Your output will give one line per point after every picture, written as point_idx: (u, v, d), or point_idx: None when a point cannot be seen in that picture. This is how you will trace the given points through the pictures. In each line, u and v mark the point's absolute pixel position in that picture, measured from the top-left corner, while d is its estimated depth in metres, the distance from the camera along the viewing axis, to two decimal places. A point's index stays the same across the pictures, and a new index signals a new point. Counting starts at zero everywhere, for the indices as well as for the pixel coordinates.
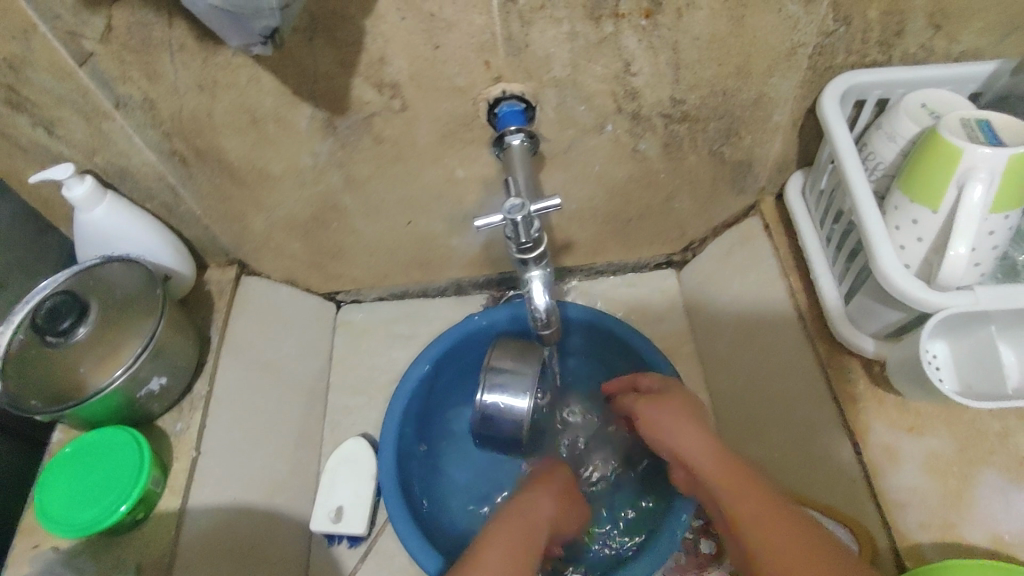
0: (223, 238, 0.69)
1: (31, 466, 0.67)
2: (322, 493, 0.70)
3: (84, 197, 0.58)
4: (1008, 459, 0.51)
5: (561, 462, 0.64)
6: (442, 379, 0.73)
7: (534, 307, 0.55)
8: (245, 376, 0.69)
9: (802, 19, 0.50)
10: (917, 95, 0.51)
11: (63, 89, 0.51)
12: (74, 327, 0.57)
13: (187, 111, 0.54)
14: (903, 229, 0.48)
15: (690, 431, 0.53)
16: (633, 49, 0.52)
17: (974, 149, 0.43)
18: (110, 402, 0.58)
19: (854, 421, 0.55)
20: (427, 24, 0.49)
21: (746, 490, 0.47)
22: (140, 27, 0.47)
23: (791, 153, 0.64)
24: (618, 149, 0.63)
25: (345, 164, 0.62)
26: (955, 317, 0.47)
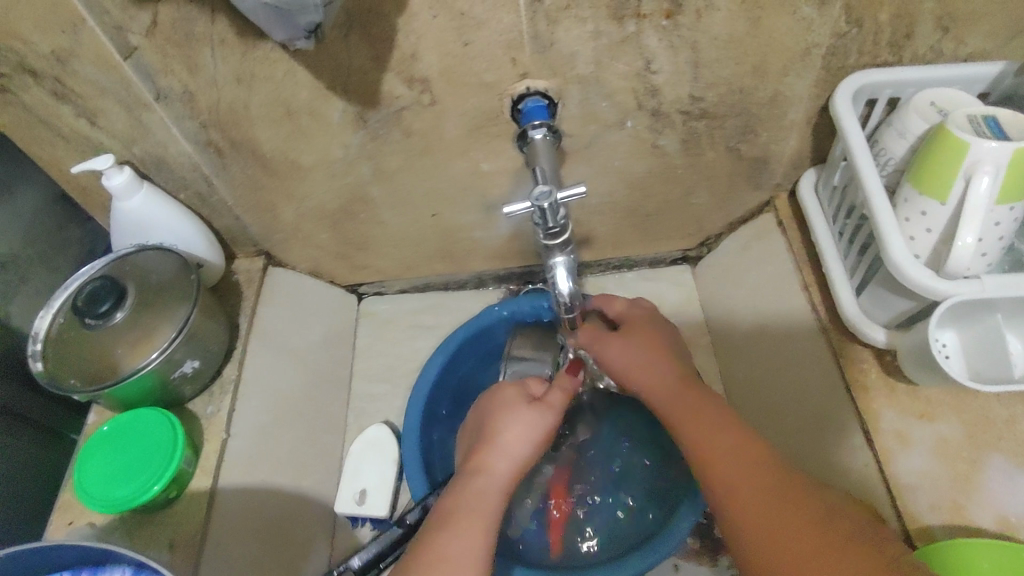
0: (254, 228, 0.72)
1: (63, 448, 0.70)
2: (347, 476, 0.72)
3: (122, 186, 0.60)
4: (1014, 444, 0.53)
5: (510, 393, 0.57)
6: (461, 370, 0.75)
7: (557, 293, 0.57)
8: (273, 362, 0.71)
9: (816, 20, 0.52)
10: (926, 94, 0.53)
11: (107, 81, 0.54)
12: (112, 311, 0.58)
13: (225, 103, 0.57)
14: (913, 221, 0.50)
15: (635, 349, 0.58)
16: (654, 48, 0.54)
17: (980, 142, 0.45)
18: (145, 382, 0.60)
19: (866, 408, 0.57)
20: (458, 21, 0.51)
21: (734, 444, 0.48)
22: (184, 22, 0.49)
23: (804, 151, 0.66)
24: (638, 145, 0.65)
25: (375, 156, 0.64)
26: (963, 304, 0.49)
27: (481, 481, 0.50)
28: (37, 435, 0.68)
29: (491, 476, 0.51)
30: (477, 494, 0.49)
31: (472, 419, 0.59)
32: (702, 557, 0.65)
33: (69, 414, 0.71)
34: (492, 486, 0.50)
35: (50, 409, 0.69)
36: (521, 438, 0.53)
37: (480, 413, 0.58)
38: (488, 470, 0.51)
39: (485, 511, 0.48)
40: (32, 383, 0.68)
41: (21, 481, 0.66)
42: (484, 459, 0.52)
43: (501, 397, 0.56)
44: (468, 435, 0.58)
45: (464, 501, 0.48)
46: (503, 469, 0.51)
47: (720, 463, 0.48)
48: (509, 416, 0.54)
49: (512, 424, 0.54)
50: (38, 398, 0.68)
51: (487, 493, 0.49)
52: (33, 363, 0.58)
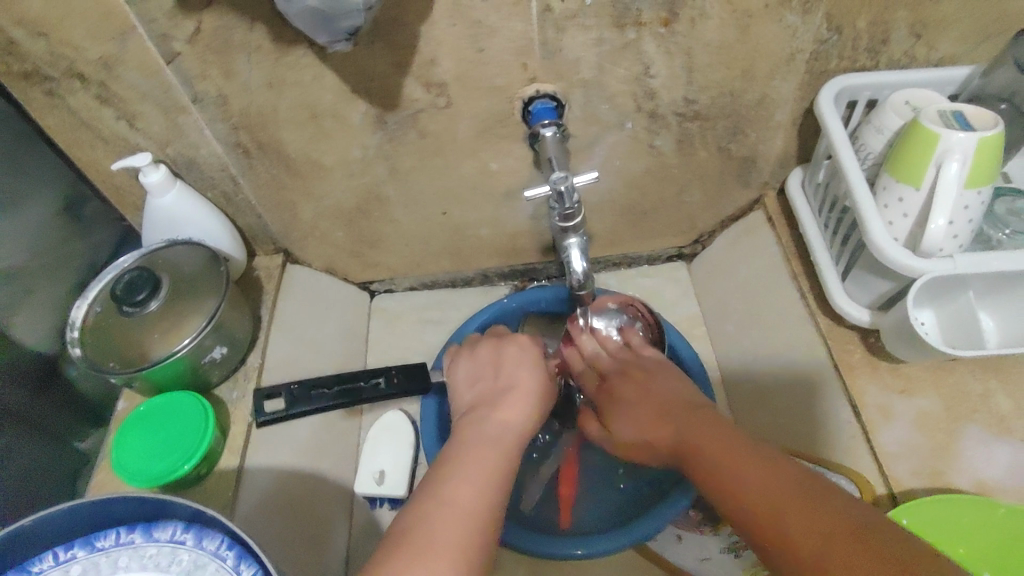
0: (274, 226, 0.76)
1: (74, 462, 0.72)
2: (366, 459, 0.76)
3: (157, 183, 0.64)
4: (988, 415, 0.57)
5: (517, 345, 0.62)
6: None
7: (571, 272, 0.63)
8: (293, 352, 0.75)
9: (800, 27, 0.58)
10: (900, 94, 0.58)
11: (148, 86, 0.58)
12: (148, 299, 0.62)
13: (255, 106, 0.61)
14: (892, 207, 0.54)
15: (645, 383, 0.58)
16: (652, 54, 0.59)
17: (949, 133, 0.49)
18: (177, 368, 0.64)
19: (852, 384, 0.61)
20: (474, 30, 0.56)
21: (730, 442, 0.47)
22: (224, 30, 0.54)
23: (791, 149, 0.71)
24: (636, 145, 0.70)
25: (391, 156, 0.69)
26: (936, 281, 0.53)
27: (499, 432, 0.53)
28: (43, 439, 0.70)
29: (505, 425, 0.53)
30: (490, 441, 0.51)
31: (481, 352, 0.63)
32: (703, 526, 0.67)
33: (73, 422, 0.73)
34: (510, 437, 0.52)
35: (54, 416, 0.71)
36: (533, 391, 0.58)
37: (493, 353, 0.62)
38: (498, 421, 0.54)
39: (501, 463, 0.50)
40: (39, 390, 0.70)
41: (36, 484, 0.68)
42: (498, 408, 0.55)
43: (509, 352, 0.61)
44: (472, 365, 0.62)
45: (476, 447, 0.50)
46: (513, 422, 0.54)
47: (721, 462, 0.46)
48: (521, 367, 0.59)
49: (530, 381, 0.58)
50: (45, 402, 0.70)
51: (501, 440, 0.52)
52: (72, 349, 0.62)
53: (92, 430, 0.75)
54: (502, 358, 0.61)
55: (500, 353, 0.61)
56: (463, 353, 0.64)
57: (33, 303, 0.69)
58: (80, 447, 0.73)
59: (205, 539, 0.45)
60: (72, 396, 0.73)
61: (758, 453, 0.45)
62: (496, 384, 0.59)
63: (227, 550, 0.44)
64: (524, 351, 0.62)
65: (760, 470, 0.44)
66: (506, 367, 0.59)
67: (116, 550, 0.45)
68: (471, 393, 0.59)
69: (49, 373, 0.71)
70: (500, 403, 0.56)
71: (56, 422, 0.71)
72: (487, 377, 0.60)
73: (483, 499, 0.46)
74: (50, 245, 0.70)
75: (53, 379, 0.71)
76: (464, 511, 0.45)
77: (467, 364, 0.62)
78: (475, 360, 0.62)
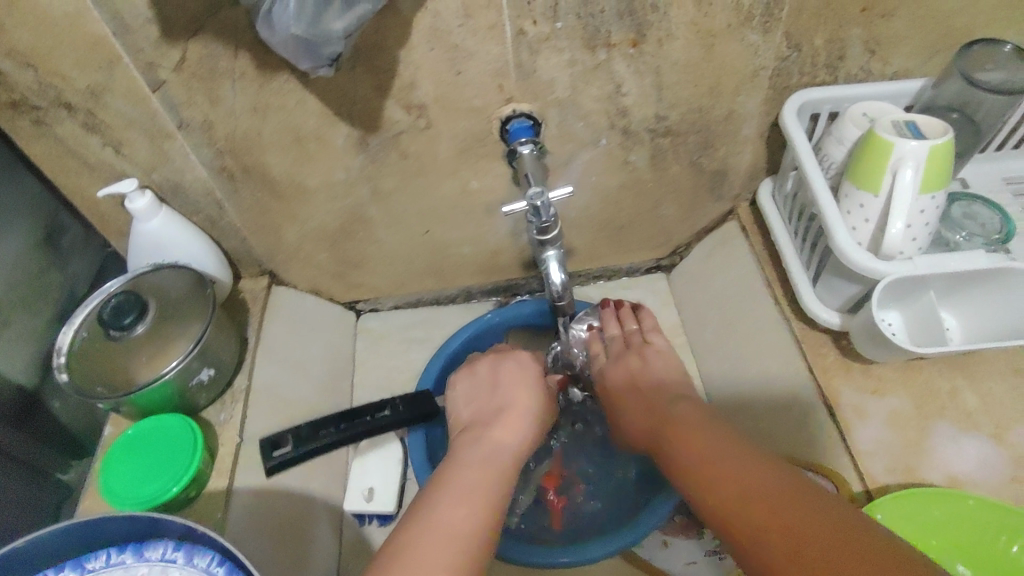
0: (258, 249, 0.77)
1: (59, 492, 0.72)
2: (355, 477, 0.76)
3: (143, 208, 0.65)
4: (957, 412, 0.60)
5: (523, 358, 0.65)
6: None
7: (550, 284, 0.65)
8: (279, 373, 0.76)
9: (762, 46, 0.61)
10: (859, 106, 0.61)
11: (135, 113, 0.59)
12: (135, 323, 0.63)
13: (240, 131, 0.63)
14: (854, 213, 0.56)
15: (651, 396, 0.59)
16: (623, 73, 0.62)
17: (902, 142, 0.52)
18: (164, 391, 0.64)
19: (827, 386, 0.63)
20: (452, 54, 0.58)
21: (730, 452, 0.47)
22: (209, 58, 0.56)
23: (759, 162, 0.74)
24: (611, 160, 0.72)
25: (374, 178, 0.71)
26: (900, 282, 0.56)
27: (490, 450, 0.54)
28: (22, 472, 0.69)
29: (498, 445, 0.55)
30: (482, 461, 0.52)
31: (480, 370, 0.65)
32: (688, 532, 0.69)
33: (57, 455, 0.73)
34: (505, 456, 0.54)
35: (39, 451, 0.70)
36: (528, 410, 0.60)
37: (491, 371, 0.64)
38: (494, 438, 0.55)
39: (495, 480, 0.50)
40: (20, 424, 0.69)
41: (21, 517, 0.68)
42: (491, 429, 0.56)
43: (508, 370, 0.63)
44: (472, 383, 0.64)
45: (468, 467, 0.51)
46: (508, 441, 0.55)
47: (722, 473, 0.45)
48: (519, 388, 0.62)
49: (523, 402, 0.60)
50: (25, 434, 0.69)
51: (493, 459, 0.53)
52: (59, 375, 0.62)
53: (77, 460, 0.75)
54: (504, 374, 0.63)
55: (501, 369, 0.64)
56: (462, 371, 0.66)
57: (12, 336, 0.69)
58: (63, 479, 0.73)
59: (195, 557, 0.45)
60: (53, 427, 0.73)
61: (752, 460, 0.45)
62: (491, 403, 0.60)
63: (217, 567, 0.44)
64: (523, 368, 0.64)
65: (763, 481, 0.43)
66: (506, 386, 0.62)
67: (106, 571, 0.45)
68: (468, 411, 0.61)
69: (29, 406, 0.70)
70: (497, 422, 0.57)
71: (39, 453, 0.71)
72: (485, 396, 0.62)
73: (474, 515, 0.47)
74: (28, 275, 0.72)
75: (33, 411, 0.71)
76: (454, 527, 0.45)
77: (467, 382, 0.64)
78: (475, 377, 0.64)
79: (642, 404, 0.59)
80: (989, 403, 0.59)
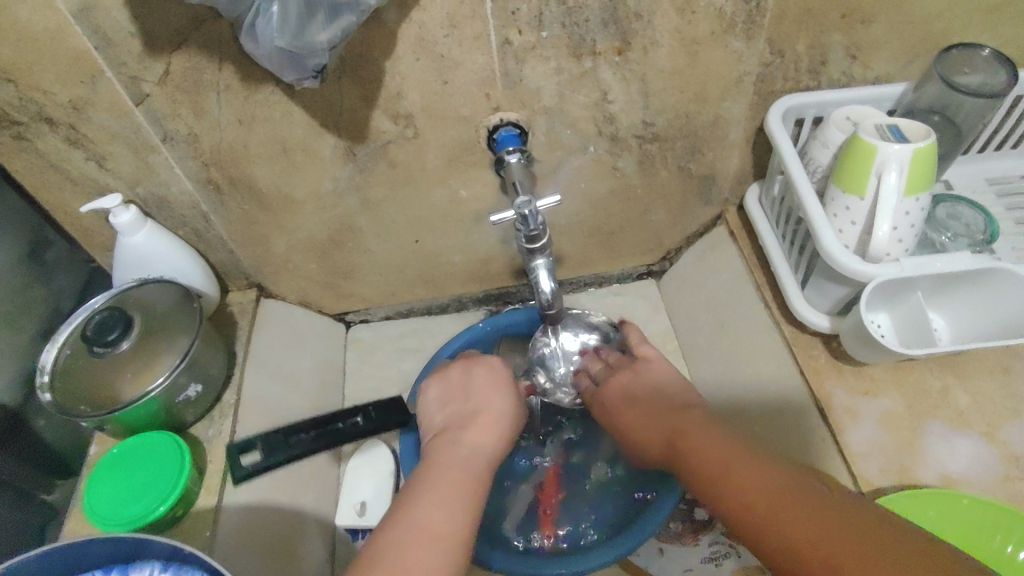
0: (246, 261, 0.77)
1: (44, 513, 0.70)
2: (346, 491, 0.75)
3: (128, 223, 0.64)
4: (948, 411, 0.60)
5: (490, 365, 0.63)
6: None
7: (539, 292, 0.65)
8: (268, 386, 0.75)
9: (745, 52, 0.61)
10: (842, 110, 0.62)
11: (118, 126, 0.59)
12: (120, 340, 0.62)
13: (226, 144, 0.62)
14: (841, 216, 0.57)
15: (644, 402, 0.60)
16: (609, 81, 0.62)
17: (886, 145, 0.52)
18: (151, 408, 0.63)
19: (819, 388, 0.63)
20: (438, 63, 0.58)
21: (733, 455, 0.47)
22: (194, 70, 0.55)
23: (746, 166, 0.75)
24: (600, 167, 0.73)
25: (363, 188, 0.70)
26: (888, 284, 0.56)
27: (467, 452, 0.54)
28: (6, 494, 0.67)
29: (474, 448, 0.54)
30: (462, 464, 0.52)
31: (452, 375, 0.64)
32: (683, 539, 0.69)
33: (41, 475, 0.71)
34: (482, 458, 0.54)
35: (22, 471, 0.69)
36: (502, 413, 0.59)
37: (462, 377, 0.63)
38: (469, 442, 0.55)
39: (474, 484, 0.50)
40: (3, 443, 0.68)
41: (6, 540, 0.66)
42: (465, 432, 0.56)
43: (480, 375, 0.62)
44: (443, 388, 0.63)
45: (445, 471, 0.51)
46: (484, 444, 0.55)
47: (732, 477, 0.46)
48: (493, 393, 0.61)
49: (497, 405, 0.59)
50: (6, 455, 0.68)
51: (471, 464, 0.52)
52: (42, 395, 0.61)
53: (62, 479, 0.73)
54: (475, 379, 0.62)
55: (474, 373, 0.63)
56: (433, 376, 0.65)
57: None
58: (48, 500, 0.71)
59: None
60: (36, 446, 0.71)
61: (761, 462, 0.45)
62: (465, 407, 0.59)
63: None
64: (495, 373, 0.63)
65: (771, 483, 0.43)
66: (477, 390, 0.61)
67: None
68: (442, 415, 0.60)
69: (13, 425, 0.69)
70: (469, 425, 0.57)
71: (24, 473, 0.69)
72: (458, 401, 0.61)
73: (455, 522, 0.47)
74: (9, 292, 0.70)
75: (17, 430, 0.69)
76: (435, 534, 0.45)
77: (437, 387, 0.63)
78: (447, 382, 0.63)
79: (641, 413, 0.59)
80: (979, 402, 0.60)
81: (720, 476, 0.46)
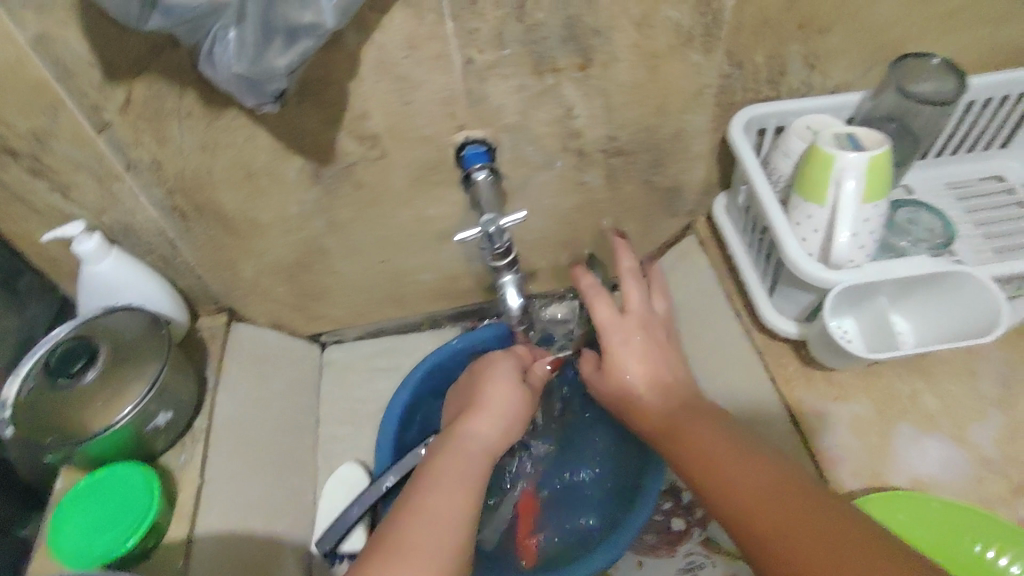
0: (215, 286, 0.76)
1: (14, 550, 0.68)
2: (322, 515, 0.75)
3: (91, 251, 0.64)
4: (916, 414, 0.61)
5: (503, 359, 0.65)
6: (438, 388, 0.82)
7: (508, 310, 0.66)
8: (241, 412, 0.74)
9: (704, 66, 0.62)
10: (802, 120, 0.62)
11: (80, 156, 0.58)
12: (85, 368, 0.62)
13: (190, 170, 0.62)
14: (803, 224, 0.57)
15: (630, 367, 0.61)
16: (572, 97, 0.63)
17: (843, 154, 0.53)
18: (119, 437, 0.62)
19: (790, 395, 0.64)
20: (400, 84, 0.58)
21: (728, 454, 0.48)
22: (155, 98, 0.55)
23: (712, 177, 0.76)
24: (566, 183, 0.73)
25: (329, 210, 0.70)
26: (850, 290, 0.57)
27: (468, 444, 0.55)
28: None
29: (481, 438, 0.56)
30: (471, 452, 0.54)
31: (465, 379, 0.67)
32: (660, 551, 0.69)
33: (13, 510, 0.70)
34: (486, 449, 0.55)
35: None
36: (508, 402, 0.60)
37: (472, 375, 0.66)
38: (472, 431, 0.56)
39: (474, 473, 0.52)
40: None
41: None
42: (468, 420, 0.57)
43: (491, 365, 0.64)
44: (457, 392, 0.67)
45: (452, 459, 0.53)
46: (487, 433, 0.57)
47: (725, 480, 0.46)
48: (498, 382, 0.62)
49: (507, 395, 0.60)
50: None
51: (479, 456, 0.54)
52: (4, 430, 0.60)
53: (34, 513, 0.72)
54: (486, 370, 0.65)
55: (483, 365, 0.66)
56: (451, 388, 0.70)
57: None
58: (22, 534, 0.70)
59: None
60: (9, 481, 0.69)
61: (758, 463, 0.46)
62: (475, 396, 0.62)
63: None
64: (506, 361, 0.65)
65: (764, 486, 0.44)
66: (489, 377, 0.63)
67: None
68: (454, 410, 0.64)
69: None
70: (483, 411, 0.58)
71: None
72: (471, 392, 0.63)
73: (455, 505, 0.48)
74: None
75: None
76: (441, 517, 0.47)
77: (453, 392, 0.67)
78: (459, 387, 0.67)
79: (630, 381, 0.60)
80: (946, 404, 0.61)
81: (701, 466, 0.48)
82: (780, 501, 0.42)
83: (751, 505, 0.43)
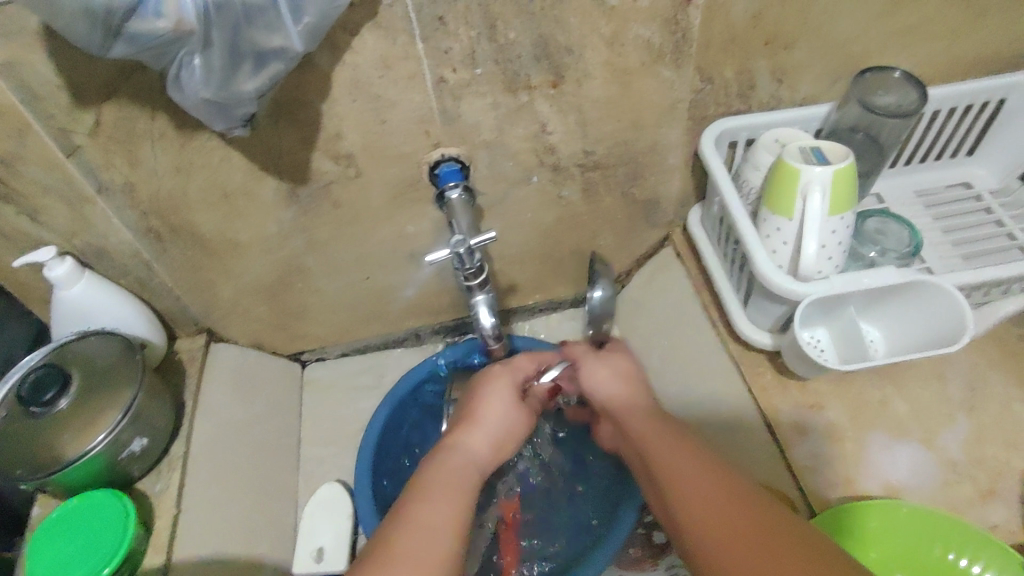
0: (194, 307, 0.75)
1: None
2: (302, 538, 0.74)
3: (64, 275, 0.63)
4: (889, 421, 0.61)
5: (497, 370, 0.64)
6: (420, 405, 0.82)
7: (481, 328, 0.65)
8: (219, 435, 0.73)
9: (676, 81, 0.63)
10: (771, 133, 0.63)
11: (51, 180, 0.58)
12: (57, 398, 0.60)
13: (164, 192, 0.62)
14: (773, 237, 0.58)
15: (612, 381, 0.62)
16: (546, 113, 0.64)
17: (808, 168, 0.54)
18: (93, 466, 0.61)
19: (766, 404, 0.65)
20: (375, 104, 0.58)
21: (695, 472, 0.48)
22: (126, 121, 0.55)
23: (688, 189, 0.77)
24: (543, 197, 0.74)
25: (308, 228, 0.70)
26: (821, 302, 0.58)
27: (457, 456, 0.55)
28: None
29: (469, 452, 0.55)
30: (461, 465, 0.54)
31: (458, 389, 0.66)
32: (644, 563, 0.69)
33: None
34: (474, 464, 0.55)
35: None
36: (503, 415, 0.60)
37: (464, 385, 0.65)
38: (462, 444, 0.56)
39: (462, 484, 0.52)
40: None
41: None
42: (457, 434, 0.57)
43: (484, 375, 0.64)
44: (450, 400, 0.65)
45: (439, 469, 0.52)
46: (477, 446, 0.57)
47: (688, 499, 0.46)
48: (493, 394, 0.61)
49: (496, 407, 0.60)
50: None
51: (464, 469, 0.53)
52: None
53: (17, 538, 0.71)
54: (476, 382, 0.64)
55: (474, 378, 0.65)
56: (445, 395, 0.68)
57: None
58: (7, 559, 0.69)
59: None
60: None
61: (724, 482, 0.46)
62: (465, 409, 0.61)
63: None
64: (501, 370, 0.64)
65: (726, 503, 0.44)
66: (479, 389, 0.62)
67: None
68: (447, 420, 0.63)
69: None
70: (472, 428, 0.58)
71: None
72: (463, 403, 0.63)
73: (445, 513, 0.48)
74: None
75: None
76: (430, 525, 0.47)
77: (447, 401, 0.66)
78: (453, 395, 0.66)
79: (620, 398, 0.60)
80: (917, 409, 0.62)
81: (669, 485, 0.48)
82: (738, 519, 0.42)
83: (713, 522, 0.43)
